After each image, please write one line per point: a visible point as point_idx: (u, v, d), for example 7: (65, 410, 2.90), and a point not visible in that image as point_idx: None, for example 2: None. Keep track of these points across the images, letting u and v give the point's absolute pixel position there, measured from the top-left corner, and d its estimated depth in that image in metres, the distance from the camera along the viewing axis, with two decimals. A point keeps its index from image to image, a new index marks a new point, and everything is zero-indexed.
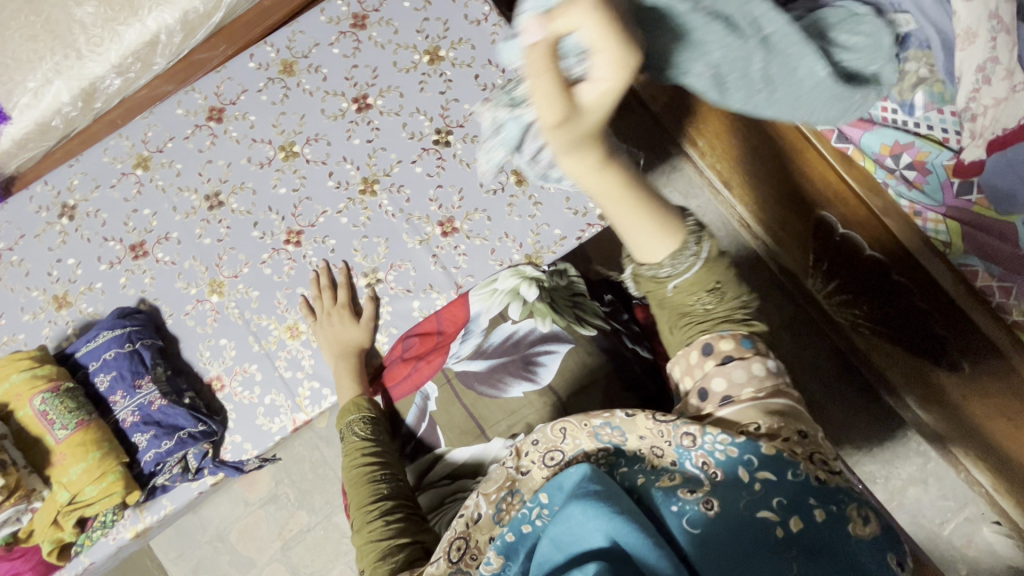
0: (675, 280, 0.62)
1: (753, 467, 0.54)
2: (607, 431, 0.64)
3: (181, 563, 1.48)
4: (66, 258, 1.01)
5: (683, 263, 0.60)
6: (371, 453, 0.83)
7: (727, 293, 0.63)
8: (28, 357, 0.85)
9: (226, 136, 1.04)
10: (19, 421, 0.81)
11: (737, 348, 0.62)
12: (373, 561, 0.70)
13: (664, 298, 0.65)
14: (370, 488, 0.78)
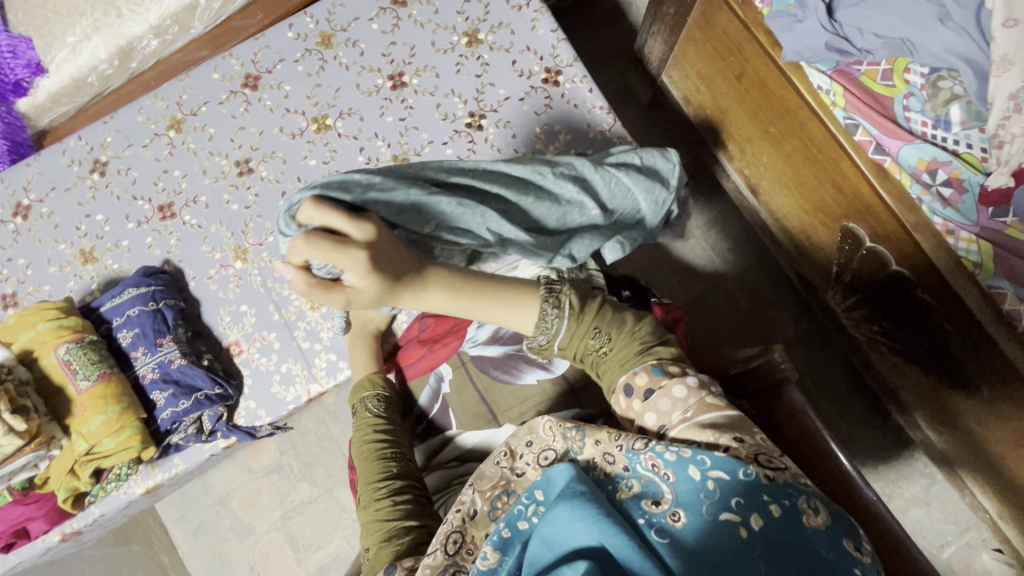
0: (555, 339, 0.67)
1: (705, 466, 0.51)
2: (572, 434, 0.61)
3: (182, 525, 1.49)
4: (95, 213, 1.02)
5: (549, 325, 0.66)
6: (383, 432, 0.82)
7: (614, 330, 0.66)
8: (54, 307, 0.86)
9: (260, 104, 1.04)
10: (43, 369, 0.82)
11: (651, 379, 0.60)
12: (378, 540, 0.69)
13: (569, 356, 0.68)
14: (379, 466, 0.77)
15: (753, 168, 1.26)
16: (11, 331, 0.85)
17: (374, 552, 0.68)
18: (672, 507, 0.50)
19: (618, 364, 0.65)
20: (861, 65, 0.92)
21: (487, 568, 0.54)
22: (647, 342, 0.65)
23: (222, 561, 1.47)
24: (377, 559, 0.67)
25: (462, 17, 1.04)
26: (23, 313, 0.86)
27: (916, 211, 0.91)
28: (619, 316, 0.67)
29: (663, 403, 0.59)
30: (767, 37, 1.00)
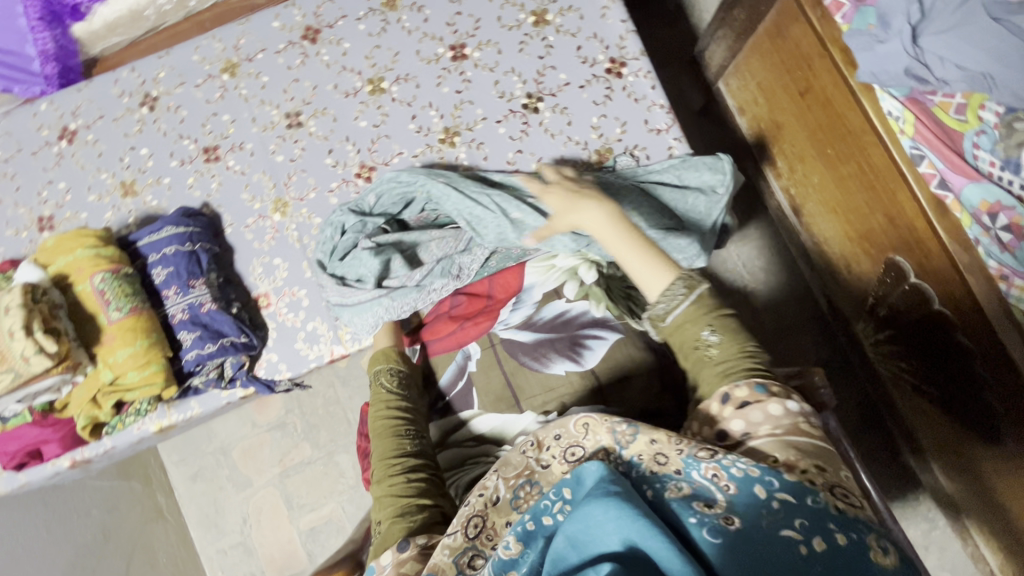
0: (671, 316, 0.70)
1: (772, 487, 0.50)
2: (624, 430, 0.59)
3: (181, 468, 1.50)
4: (140, 147, 1.02)
5: (675, 298, 0.70)
6: (400, 407, 0.82)
7: (733, 340, 0.66)
8: (94, 235, 0.85)
9: (318, 58, 1.02)
10: (76, 295, 0.82)
11: (751, 394, 0.61)
12: (391, 515, 0.69)
13: (678, 344, 0.70)
14: (393, 442, 0.77)
15: (800, 189, 1.24)
16: (49, 252, 0.85)
17: (387, 529, 0.68)
18: (727, 514, 0.49)
19: (720, 372, 0.65)
20: (935, 95, 0.86)
21: (510, 559, 0.53)
22: (758, 359, 0.65)
23: (216, 509, 1.48)
24: (390, 536, 0.66)
25: None
26: (63, 236, 0.86)
27: (970, 251, 0.89)
28: (740, 326, 0.68)
29: (755, 415, 0.59)
30: (841, 54, 0.97)
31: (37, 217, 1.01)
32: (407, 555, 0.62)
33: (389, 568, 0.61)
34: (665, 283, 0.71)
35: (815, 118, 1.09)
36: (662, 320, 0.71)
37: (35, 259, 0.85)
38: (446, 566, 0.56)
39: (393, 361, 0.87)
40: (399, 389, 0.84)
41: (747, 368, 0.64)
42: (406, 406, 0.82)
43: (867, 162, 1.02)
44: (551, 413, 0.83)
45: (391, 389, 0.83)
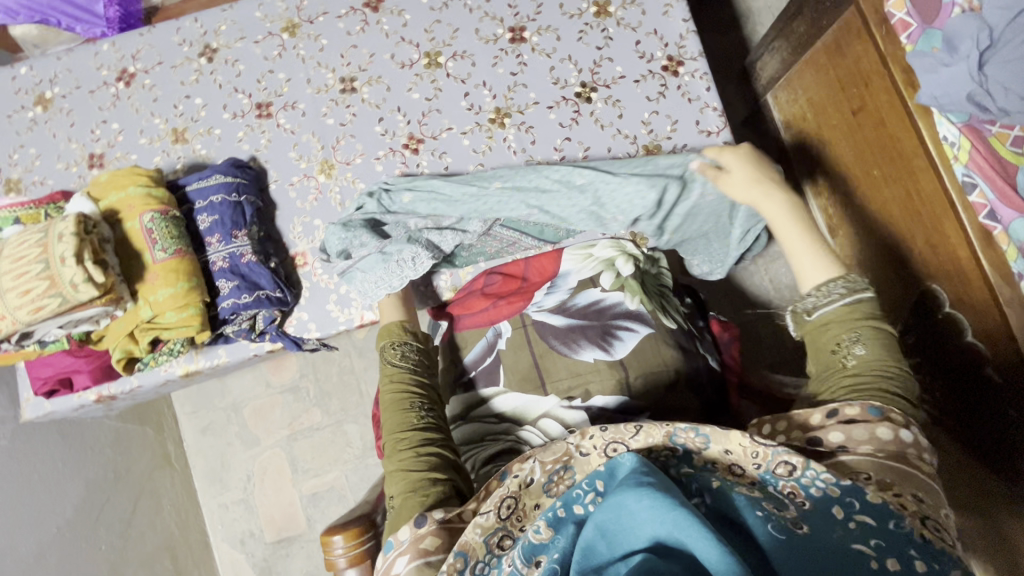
0: (818, 312, 0.69)
1: (851, 509, 0.47)
2: (689, 434, 0.57)
3: (193, 420, 1.52)
4: (194, 96, 1.03)
5: (829, 297, 0.68)
6: (409, 382, 0.78)
7: (874, 357, 0.63)
8: (146, 175, 0.87)
9: (377, 27, 1.03)
10: (125, 231, 0.83)
11: (860, 411, 0.56)
12: (402, 491, 0.67)
13: (816, 343, 0.68)
14: (400, 417, 0.74)
15: (841, 209, 1.23)
16: (101, 187, 0.87)
17: (401, 505, 0.66)
18: (796, 520, 0.47)
19: (850, 386, 0.62)
20: (993, 126, 0.87)
21: (541, 543, 0.53)
22: (896, 387, 0.60)
23: (222, 464, 1.50)
24: (404, 512, 0.65)
25: None
26: (117, 172, 0.87)
27: (1012, 285, 0.86)
28: (892, 349, 0.63)
29: (859, 431, 0.55)
30: (902, 74, 0.95)
31: (88, 154, 1.02)
32: (425, 530, 0.59)
33: (407, 544, 0.59)
34: (824, 277, 0.71)
35: (863, 138, 1.08)
36: (805, 314, 0.70)
37: (88, 192, 0.87)
38: (477, 545, 0.55)
39: (402, 334, 0.83)
40: (409, 363, 0.80)
41: (881, 392, 0.60)
42: (416, 380, 0.79)
43: (909, 184, 1.00)
44: (575, 399, 0.83)
45: (400, 362, 0.80)
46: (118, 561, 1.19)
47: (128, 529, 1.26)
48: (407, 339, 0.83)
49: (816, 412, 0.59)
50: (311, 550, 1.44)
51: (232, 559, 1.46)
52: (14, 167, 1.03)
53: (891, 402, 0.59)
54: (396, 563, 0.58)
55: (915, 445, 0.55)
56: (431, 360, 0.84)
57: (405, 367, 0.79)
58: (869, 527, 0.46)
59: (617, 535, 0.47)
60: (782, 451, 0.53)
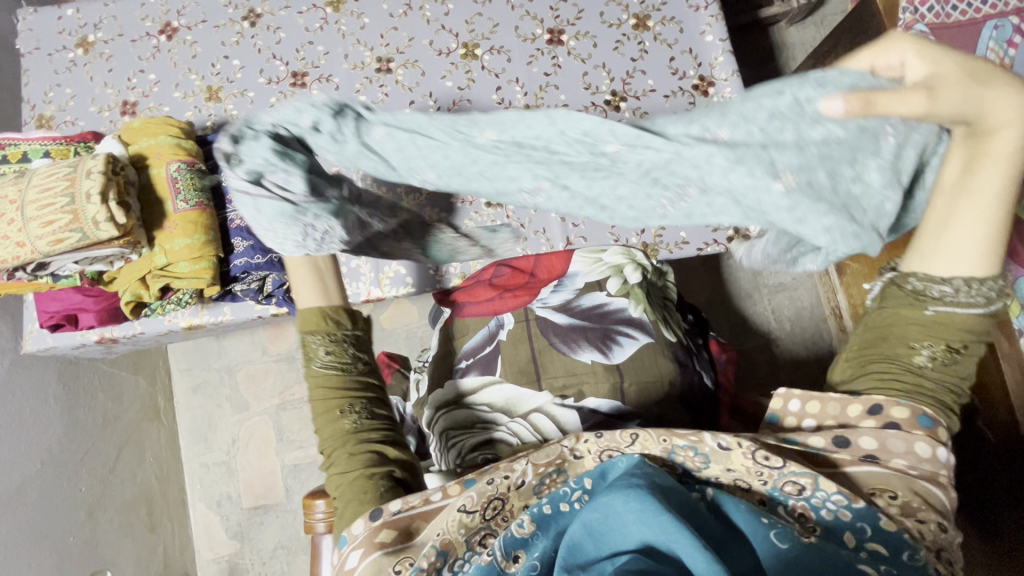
0: (944, 305, 0.50)
1: (863, 535, 0.47)
2: (689, 454, 0.52)
3: (185, 377, 1.53)
4: (233, 57, 1.05)
5: (972, 295, 0.49)
6: (337, 381, 0.65)
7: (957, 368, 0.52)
8: (177, 126, 0.89)
9: (420, 13, 1.05)
10: (150, 177, 0.85)
11: (909, 420, 0.51)
12: (342, 493, 0.62)
13: (905, 332, 0.53)
14: (326, 416, 0.65)
15: None
16: (133, 132, 0.89)
17: (341, 508, 0.61)
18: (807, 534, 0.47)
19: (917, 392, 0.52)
20: None
21: (522, 537, 0.51)
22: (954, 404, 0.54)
23: (209, 425, 1.50)
24: (344, 516, 0.61)
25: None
26: (151, 119, 0.89)
27: None
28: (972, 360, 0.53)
29: (898, 443, 0.51)
30: None
31: (122, 101, 1.04)
32: (379, 523, 0.56)
33: (360, 538, 0.56)
34: (964, 269, 0.49)
35: None
36: (925, 301, 0.51)
37: (119, 135, 0.88)
38: (459, 544, 0.53)
39: (325, 323, 0.66)
40: (336, 357, 0.65)
41: (937, 406, 0.53)
42: (346, 376, 0.66)
43: None
44: (567, 398, 0.83)
45: (323, 357, 0.65)
46: (96, 505, 1.20)
47: (110, 475, 1.27)
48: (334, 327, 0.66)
49: (858, 402, 0.53)
50: (285, 521, 1.45)
51: (206, 519, 1.47)
52: (48, 104, 1.05)
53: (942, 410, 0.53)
54: (349, 556, 0.56)
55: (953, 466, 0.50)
56: (364, 349, 0.69)
57: (329, 365, 0.65)
58: (880, 557, 0.45)
59: (605, 535, 0.46)
60: (789, 472, 0.49)
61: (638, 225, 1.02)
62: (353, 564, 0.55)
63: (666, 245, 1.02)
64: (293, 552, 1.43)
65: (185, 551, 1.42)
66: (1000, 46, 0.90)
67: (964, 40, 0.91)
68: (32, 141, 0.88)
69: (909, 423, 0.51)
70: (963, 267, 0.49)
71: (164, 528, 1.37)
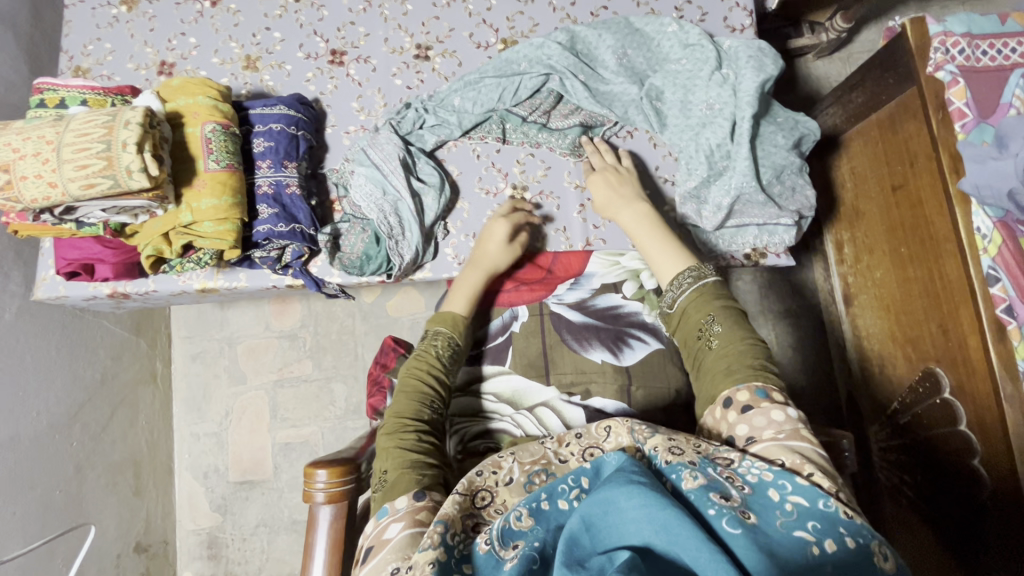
0: (676, 304, 0.71)
1: (784, 490, 0.46)
2: (641, 428, 0.52)
3: (186, 344, 1.52)
4: (275, 29, 1.06)
5: (680, 285, 0.71)
6: (436, 375, 0.74)
7: (732, 338, 0.63)
8: (216, 89, 0.93)
9: (462, 6, 1.06)
10: (184, 136, 0.89)
11: (751, 397, 0.56)
12: (395, 469, 0.60)
13: (684, 336, 0.69)
14: (414, 400, 0.69)
15: (860, 280, 1.23)
16: (172, 90, 0.92)
17: (391, 482, 0.59)
18: (742, 506, 0.44)
19: (724, 372, 0.60)
20: None
21: (519, 529, 0.47)
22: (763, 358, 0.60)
23: (204, 394, 1.49)
24: (392, 490, 0.57)
25: (678, 13, 1.04)
26: (190, 80, 0.93)
27: (1016, 383, 0.83)
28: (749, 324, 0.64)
29: (759, 419, 0.54)
30: (949, 161, 0.92)
31: (160, 61, 1.06)
32: (421, 504, 0.54)
33: (403, 511, 0.53)
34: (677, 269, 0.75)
35: (902, 216, 1.06)
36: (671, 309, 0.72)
37: (157, 92, 0.92)
38: (455, 520, 0.50)
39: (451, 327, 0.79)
40: (444, 359, 0.76)
41: (749, 373, 0.59)
42: (443, 378, 0.74)
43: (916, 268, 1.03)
44: (574, 395, 0.83)
45: (436, 354, 0.75)
46: (86, 462, 1.20)
47: (101, 434, 1.26)
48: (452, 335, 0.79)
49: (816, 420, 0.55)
50: (270, 499, 1.43)
51: (191, 489, 1.46)
52: (86, 56, 1.06)
53: (770, 378, 0.59)
54: (389, 527, 0.52)
55: None
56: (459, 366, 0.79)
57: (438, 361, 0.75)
58: (803, 509, 0.44)
59: (602, 530, 0.42)
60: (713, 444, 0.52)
61: None
62: (391, 536, 0.51)
63: None
64: (274, 531, 1.42)
65: (166, 519, 1.41)
66: None
67: (994, 82, 0.93)
68: (70, 89, 0.90)
69: (751, 400, 0.56)
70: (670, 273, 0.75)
71: (149, 493, 1.36)
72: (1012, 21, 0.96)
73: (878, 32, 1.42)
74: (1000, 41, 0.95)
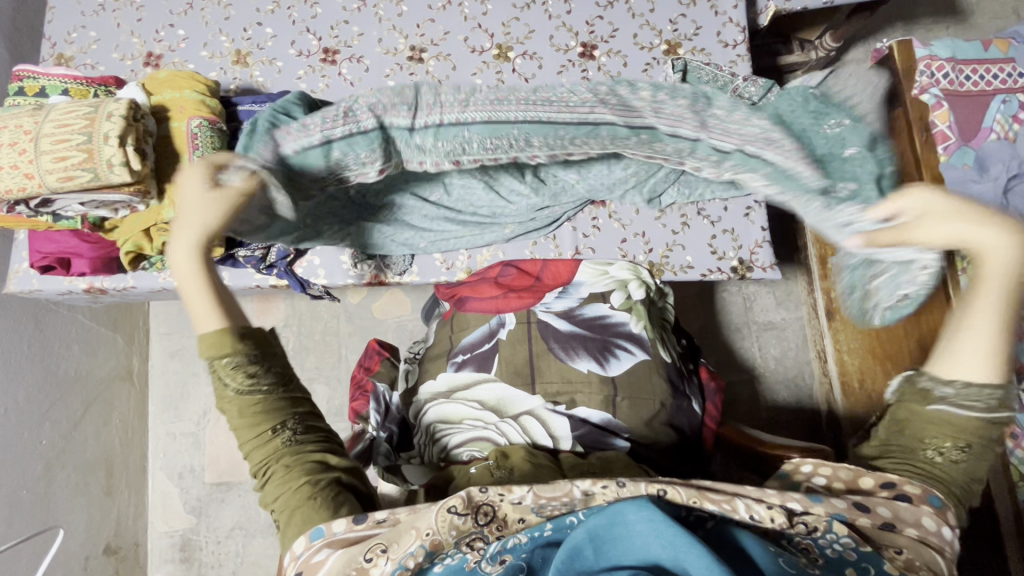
0: (945, 407, 0.53)
1: (867, 575, 0.45)
2: (713, 502, 0.47)
3: (165, 342, 1.48)
4: (266, 25, 1.04)
5: (975, 400, 0.52)
6: (258, 406, 0.55)
7: (965, 462, 0.53)
8: (204, 83, 0.92)
9: (457, 9, 1.04)
10: (170, 129, 0.88)
11: (920, 497, 0.51)
12: (286, 513, 0.53)
13: (908, 416, 0.56)
14: (259, 444, 0.55)
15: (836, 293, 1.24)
16: (157, 83, 0.91)
17: (286, 518, 0.53)
18: (808, 562, 0.45)
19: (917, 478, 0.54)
20: None
21: (513, 545, 0.47)
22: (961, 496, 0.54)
23: (181, 393, 1.46)
24: (291, 527, 0.53)
25: (672, 26, 1.03)
26: (177, 73, 0.92)
27: None
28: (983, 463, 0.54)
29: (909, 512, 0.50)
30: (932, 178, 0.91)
31: (146, 52, 1.03)
32: (361, 528, 0.51)
33: (337, 537, 0.50)
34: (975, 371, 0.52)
35: None
36: (931, 400, 0.54)
37: (142, 84, 0.91)
38: (446, 544, 0.47)
39: (236, 347, 0.55)
40: (249, 382, 0.55)
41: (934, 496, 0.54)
42: (262, 402, 0.55)
43: None
44: (559, 404, 0.82)
45: (234, 388, 0.55)
46: (56, 460, 1.16)
47: (72, 432, 1.22)
48: (251, 351, 0.56)
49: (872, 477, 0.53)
50: (246, 501, 1.40)
51: (165, 490, 1.42)
52: (69, 45, 1.04)
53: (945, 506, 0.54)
54: (319, 552, 0.50)
55: (888, 486, 0.51)
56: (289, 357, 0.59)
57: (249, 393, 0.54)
58: None
59: (608, 543, 0.42)
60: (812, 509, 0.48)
61: (647, 244, 1.05)
62: (322, 561, 0.49)
63: (672, 267, 1.04)
64: (249, 534, 1.39)
65: (138, 520, 1.38)
66: (1007, 119, 0.95)
67: (976, 107, 0.95)
68: (52, 77, 0.87)
69: (920, 499, 0.51)
70: (974, 372, 0.52)
71: (121, 493, 1.33)
72: (995, 47, 0.98)
73: (865, 52, 1.44)
74: (985, 67, 0.97)
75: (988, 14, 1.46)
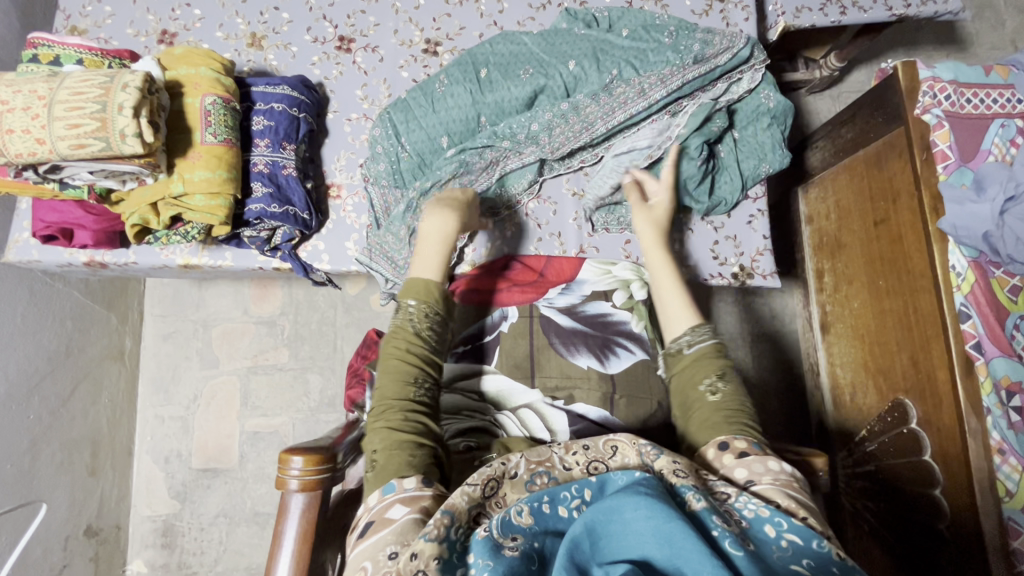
0: (690, 348, 0.68)
1: (780, 527, 0.46)
2: (648, 451, 0.51)
3: (159, 324, 1.47)
4: (283, 10, 1.05)
5: (700, 336, 0.69)
6: (417, 349, 0.66)
7: (733, 389, 0.65)
8: (219, 62, 0.93)
9: (474, 5, 1.05)
10: (183, 105, 0.89)
11: (750, 446, 0.57)
12: (386, 452, 0.57)
13: (679, 377, 0.68)
14: (399, 382, 0.63)
15: (834, 307, 1.26)
16: (173, 59, 0.92)
17: (380, 463, 0.56)
18: (741, 534, 0.45)
19: (715, 418, 0.62)
20: (997, 269, 0.91)
21: (519, 523, 0.45)
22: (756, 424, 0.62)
23: (172, 375, 1.44)
24: (383, 471, 0.55)
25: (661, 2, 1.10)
26: (193, 50, 0.92)
27: (980, 417, 0.86)
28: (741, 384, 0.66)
29: None
30: (930, 201, 0.94)
31: (161, 30, 1.04)
32: (428, 491, 0.53)
33: (412, 492, 0.52)
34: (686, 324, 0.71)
35: (876, 248, 1.08)
36: (681, 352, 0.69)
37: (159, 59, 0.91)
38: (461, 510, 0.48)
39: (428, 295, 0.69)
40: (428, 333, 0.68)
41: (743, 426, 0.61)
42: (427, 354, 0.67)
43: (891, 305, 1.05)
44: (558, 399, 0.82)
45: (416, 330, 0.67)
46: (42, 435, 1.14)
47: (60, 408, 1.21)
48: (429, 305, 0.69)
49: None
50: (232, 488, 1.39)
51: (150, 474, 1.40)
52: (84, 17, 1.04)
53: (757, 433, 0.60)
54: (392, 507, 0.50)
55: None
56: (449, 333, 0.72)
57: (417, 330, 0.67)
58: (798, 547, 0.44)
59: (604, 540, 0.42)
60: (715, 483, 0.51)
61: None
62: (396, 516, 0.49)
63: None
64: (234, 522, 1.37)
65: (121, 502, 1.36)
66: (1004, 143, 0.97)
67: (977, 128, 0.97)
68: (66, 47, 0.87)
69: (752, 449, 0.56)
70: (685, 323, 0.71)
71: (105, 474, 1.31)
72: (995, 73, 1.01)
73: (868, 75, 1.47)
74: (987, 91, 0.99)
75: (988, 44, 1.50)
